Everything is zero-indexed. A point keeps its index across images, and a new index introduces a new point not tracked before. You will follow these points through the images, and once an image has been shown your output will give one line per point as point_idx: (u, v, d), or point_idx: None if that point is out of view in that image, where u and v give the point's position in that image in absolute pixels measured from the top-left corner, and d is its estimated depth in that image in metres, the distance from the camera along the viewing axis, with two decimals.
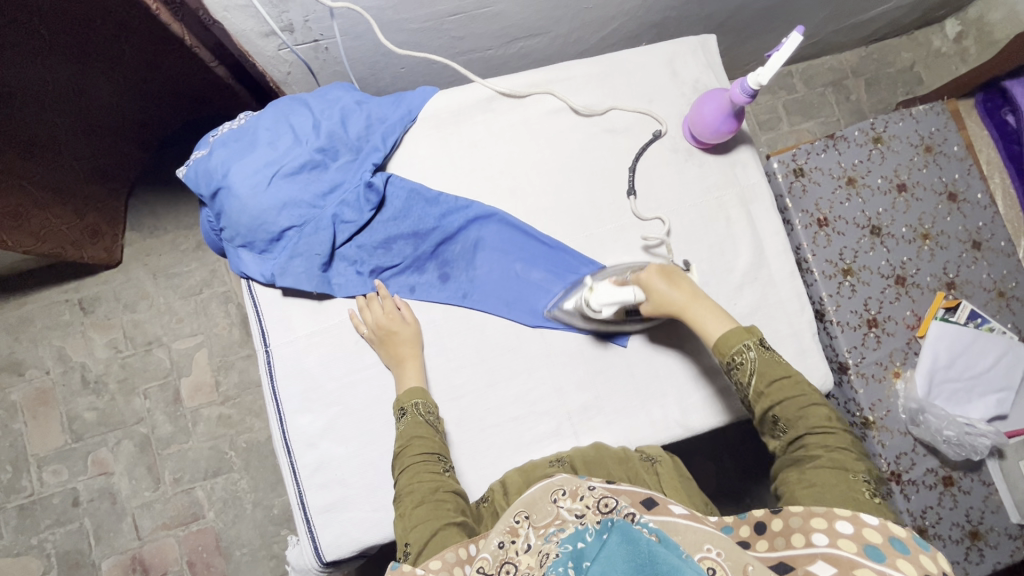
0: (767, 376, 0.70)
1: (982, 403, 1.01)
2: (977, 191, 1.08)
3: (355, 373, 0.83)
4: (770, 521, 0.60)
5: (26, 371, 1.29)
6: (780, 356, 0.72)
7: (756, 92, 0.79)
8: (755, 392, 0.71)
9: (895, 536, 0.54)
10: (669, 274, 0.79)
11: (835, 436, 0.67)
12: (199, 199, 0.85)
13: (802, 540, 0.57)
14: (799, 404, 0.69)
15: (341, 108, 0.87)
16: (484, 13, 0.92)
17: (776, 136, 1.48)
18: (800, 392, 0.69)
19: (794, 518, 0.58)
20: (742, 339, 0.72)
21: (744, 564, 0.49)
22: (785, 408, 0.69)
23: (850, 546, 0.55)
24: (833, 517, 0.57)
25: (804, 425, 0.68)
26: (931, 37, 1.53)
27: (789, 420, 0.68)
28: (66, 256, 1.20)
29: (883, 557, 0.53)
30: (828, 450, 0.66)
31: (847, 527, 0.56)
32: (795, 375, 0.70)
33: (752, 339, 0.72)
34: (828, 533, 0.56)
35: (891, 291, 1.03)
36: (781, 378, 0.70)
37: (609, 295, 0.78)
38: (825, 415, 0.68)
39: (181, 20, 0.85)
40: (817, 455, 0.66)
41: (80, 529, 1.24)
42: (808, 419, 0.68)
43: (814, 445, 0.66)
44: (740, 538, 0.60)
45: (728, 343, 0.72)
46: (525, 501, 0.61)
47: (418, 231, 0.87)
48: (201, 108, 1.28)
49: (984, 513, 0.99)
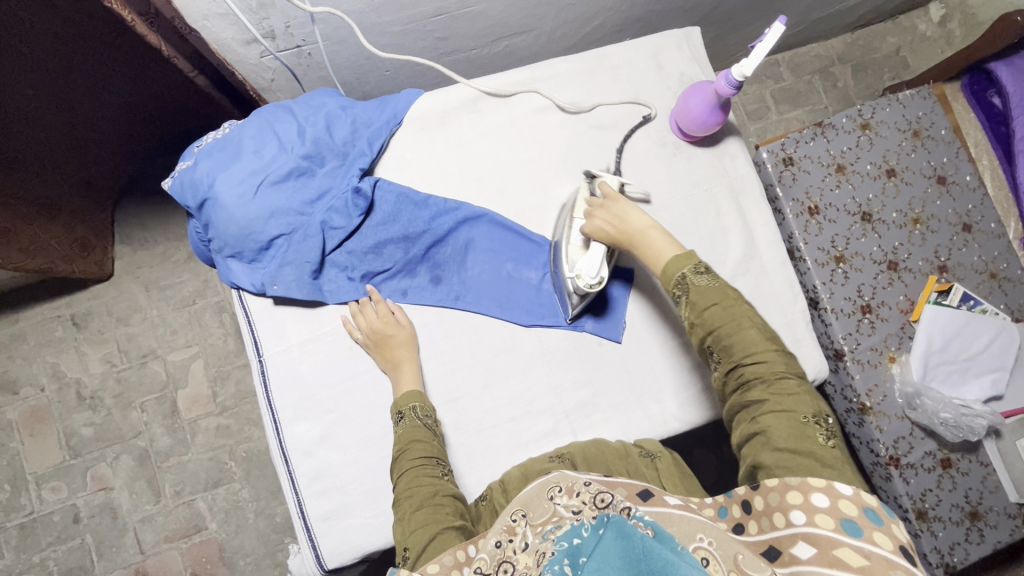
0: (698, 304, 0.67)
1: (977, 383, 1.02)
2: (965, 174, 1.09)
3: (350, 380, 0.83)
4: (753, 499, 0.59)
5: (20, 390, 1.28)
6: (721, 280, 0.68)
7: (740, 83, 0.79)
8: (688, 325, 0.68)
9: (868, 506, 0.54)
10: (598, 207, 0.78)
11: (774, 364, 0.64)
12: (186, 210, 0.84)
13: (782, 519, 0.56)
14: (731, 332, 0.66)
15: (326, 114, 0.87)
16: (467, 13, 0.91)
17: (765, 125, 1.49)
18: (731, 316, 0.66)
19: (772, 494, 0.57)
20: (680, 269, 0.69)
21: (733, 554, 0.50)
22: (717, 338, 0.66)
23: (828, 522, 0.53)
24: (809, 490, 0.56)
25: (748, 364, 0.64)
26: (916, 21, 1.53)
27: (722, 350, 0.66)
28: (57, 271, 1.19)
29: (861, 531, 0.52)
30: (771, 386, 0.63)
31: (823, 501, 0.55)
32: (727, 303, 0.67)
33: (688, 265, 0.69)
34: (805, 509, 0.55)
35: (884, 276, 1.04)
36: (712, 307, 0.67)
37: (592, 262, 0.76)
38: (761, 340, 0.65)
39: (158, 31, 0.84)
40: (765, 398, 0.63)
41: (82, 546, 1.24)
42: (741, 347, 0.65)
43: (753, 379, 0.64)
44: (734, 521, 0.61)
45: (668, 278, 0.70)
46: (521, 500, 0.62)
47: (409, 234, 0.87)
48: (187, 120, 1.28)
49: (983, 493, 1.00)
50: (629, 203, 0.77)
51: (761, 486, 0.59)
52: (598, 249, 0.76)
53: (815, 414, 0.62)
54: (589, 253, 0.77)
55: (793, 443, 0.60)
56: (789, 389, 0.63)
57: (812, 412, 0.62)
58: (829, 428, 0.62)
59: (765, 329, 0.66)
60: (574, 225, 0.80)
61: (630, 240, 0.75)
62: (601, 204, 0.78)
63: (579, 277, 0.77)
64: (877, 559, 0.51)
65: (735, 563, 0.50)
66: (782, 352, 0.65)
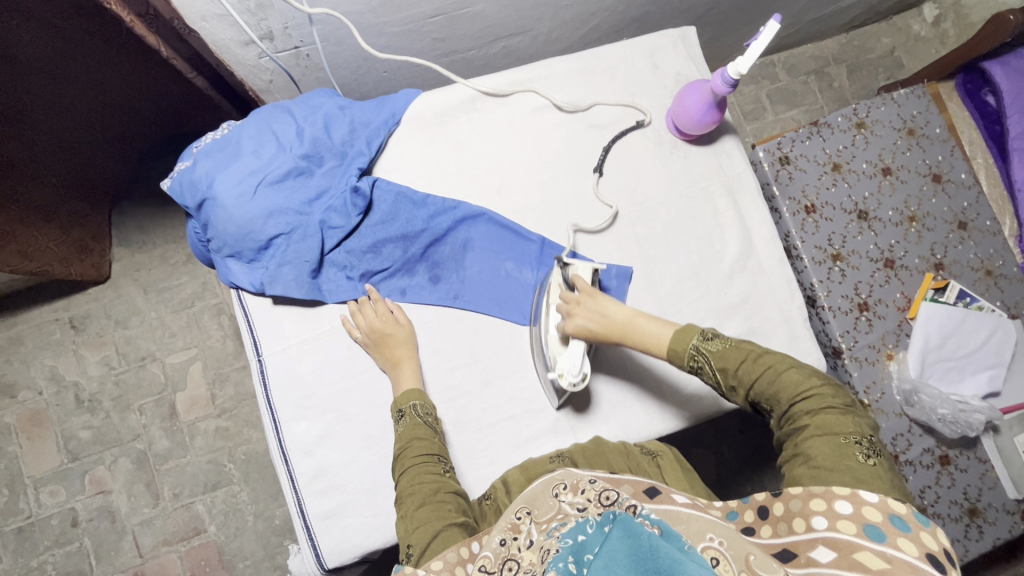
0: (729, 366, 0.69)
1: (975, 380, 1.02)
2: (960, 172, 1.10)
3: (350, 379, 0.83)
4: (772, 505, 0.60)
5: (18, 393, 1.28)
6: (731, 340, 0.70)
7: (736, 82, 0.79)
8: (728, 386, 0.70)
9: (894, 513, 0.54)
10: (573, 303, 0.76)
11: (820, 398, 0.65)
12: (185, 210, 0.84)
13: (802, 524, 0.56)
14: (772, 379, 0.67)
15: (324, 114, 0.87)
16: (465, 14, 0.92)
17: (762, 125, 1.49)
18: (768, 365, 0.68)
19: (794, 501, 0.58)
20: (690, 340, 0.71)
21: (745, 554, 0.50)
22: (761, 389, 0.67)
23: (850, 527, 0.54)
24: (833, 498, 0.56)
25: (787, 400, 0.66)
26: (911, 22, 1.55)
27: (769, 398, 0.67)
28: (54, 273, 1.19)
29: (884, 536, 0.53)
30: (815, 415, 0.64)
31: (846, 508, 0.55)
32: (757, 352, 0.69)
33: (694, 336, 0.71)
34: (827, 515, 0.56)
35: (880, 274, 1.04)
36: (745, 361, 0.68)
37: (573, 360, 0.76)
38: (803, 379, 0.66)
39: (156, 31, 0.84)
40: (806, 424, 0.64)
41: (80, 550, 1.23)
42: (788, 390, 0.66)
43: (800, 412, 0.65)
44: (746, 524, 0.61)
45: (680, 354, 0.71)
46: (526, 497, 0.61)
47: (407, 233, 0.88)
48: (186, 124, 1.28)
49: (982, 490, 1.00)
50: (605, 296, 0.77)
51: (783, 494, 0.59)
52: (577, 345, 0.77)
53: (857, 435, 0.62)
54: (569, 350, 0.77)
55: (834, 462, 0.60)
56: (833, 415, 0.64)
57: (854, 433, 0.63)
58: (871, 447, 0.62)
59: (804, 368, 0.68)
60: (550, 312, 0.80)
61: (617, 331, 0.75)
62: (576, 300, 0.76)
63: (562, 376, 0.77)
64: (898, 563, 0.51)
65: (747, 564, 0.49)
66: (827, 386, 0.66)
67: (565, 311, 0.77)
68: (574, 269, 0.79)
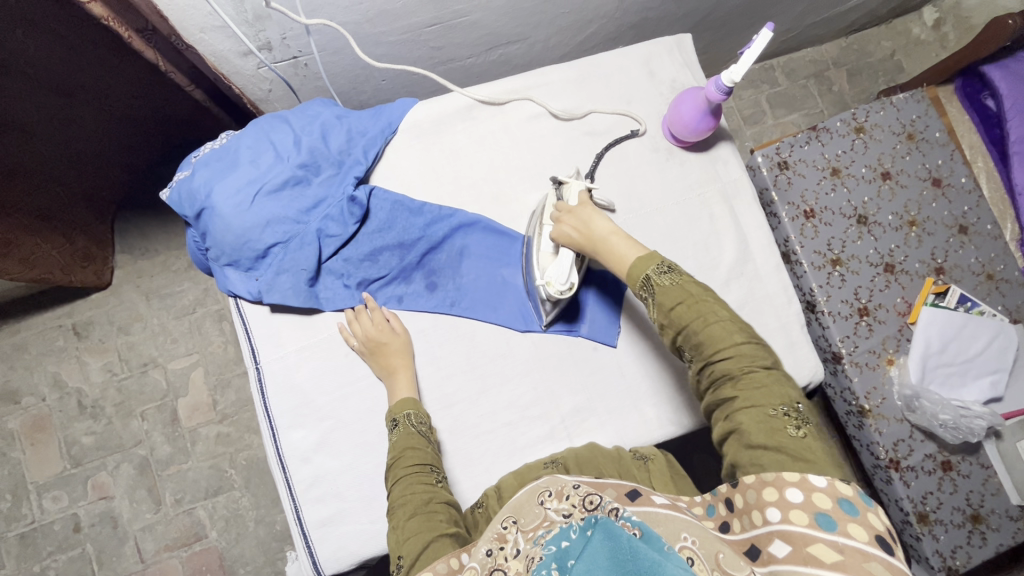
0: (665, 304, 0.67)
1: (976, 385, 1.01)
2: (961, 176, 1.09)
3: (347, 387, 0.83)
4: (734, 497, 0.60)
5: (22, 400, 1.29)
6: (684, 278, 0.67)
7: (730, 89, 0.79)
8: (659, 326, 0.68)
9: (842, 497, 0.54)
10: (565, 212, 0.79)
11: (741, 358, 0.63)
12: (184, 220, 0.85)
13: (760, 517, 0.56)
14: (700, 327, 0.65)
15: (322, 124, 0.88)
16: (462, 22, 0.92)
17: (761, 130, 1.49)
18: (700, 313, 0.65)
19: (750, 492, 0.58)
20: (646, 269, 0.69)
21: (716, 552, 0.51)
22: (687, 335, 0.66)
23: (801, 518, 0.53)
24: (783, 485, 0.56)
25: (711, 355, 0.64)
26: (910, 25, 1.54)
27: (693, 348, 0.66)
28: (54, 281, 1.20)
29: (835, 524, 0.52)
30: (740, 383, 0.63)
31: (797, 496, 0.55)
32: (689, 298, 0.66)
33: (652, 265, 0.69)
34: (779, 506, 0.55)
35: (880, 279, 1.04)
36: (679, 305, 0.66)
37: (560, 269, 0.78)
38: (727, 335, 0.64)
39: (155, 46, 0.85)
40: (734, 395, 0.63)
41: (83, 555, 1.24)
42: (710, 344, 0.64)
43: (723, 375, 0.64)
44: (722, 519, 0.61)
45: (633, 280, 0.70)
46: (512, 506, 0.63)
47: (404, 241, 0.88)
48: (187, 132, 1.29)
49: (985, 496, 0.99)
50: (596, 209, 0.77)
51: (739, 484, 0.59)
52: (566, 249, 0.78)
53: (785, 407, 0.61)
54: (559, 259, 0.79)
55: (765, 439, 0.60)
56: (758, 381, 0.62)
57: (782, 404, 0.62)
58: (801, 417, 0.61)
59: (734, 322, 0.65)
60: (543, 232, 0.82)
61: (593, 246, 0.75)
62: (568, 210, 0.79)
63: (548, 285, 0.78)
64: (850, 553, 0.50)
65: (716, 562, 0.50)
66: (749, 346, 0.64)
67: (556, 219, 0.79)
68: (568, 186, 0.83)
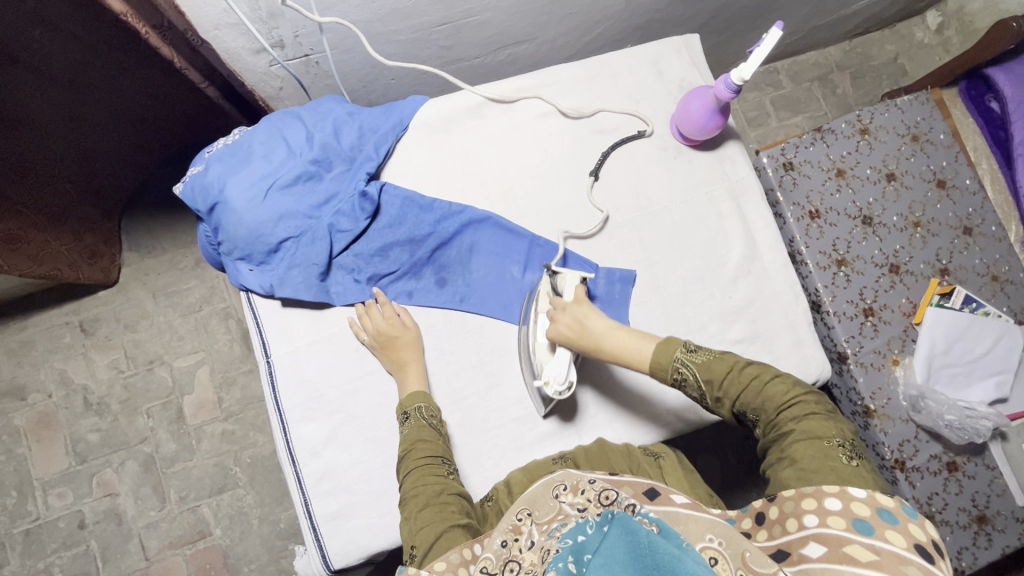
0: (714, 377, 0.68)
1: (981, 386, 1.02)
2: (965, 178, 1.10)
3: (356, 381, 0.84)
4: (767, 510, 0.60)
5: (28, 396, 1.29)
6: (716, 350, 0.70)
7: (739, 88, 0.80)
8: (713, 398, 0.69)
9: (882, 507, 0.55)
10: (559, 309, 0.78)
11: (804, 405, 0.65)
12: (196, 214, 0.86)
13: (795, 524, 0.57)
14: (757, 390, 0.66)
15: (333, 120, 0.89)
16: (471, 22, 0.93)
17: (765, 132, 1.50)
18: (752, 375, 0.67)
19: (787, 502, 0.58)
20: (674, 353, 0.70)
21: (742, 551, 0.51)
22: (746, 402, 0.67)
23: (840, 522, 0.54)
24: (823, 496, 0.57)
25: (771, 409, 0.66)
26: (913, 29, 1.55)
27: (754, 411, 0.67)
28: (63, 278, 1.20)
29: (872, 530, 0.53)
30: (800, 422, 0.64)
31: (836, 504, 0.56)
32: (738, 363, 0.69)
33: (677, 348, 0.70)
34: (817, 512, 0.56)
35: (886, 279, 1.04)
36: (730, 373, 0.68)
37: (558, 367, 0.77)
38: (785, 390, 0.66)
39: (170, 43, 0.85)
40: (791, 429, 0.64)
41: (87, 552, 1.24)
42: (771, 403, 0.66)
43: (787, 420, 0.65)
44: (744, 530, 0.61)
45: (664, 367, 0.70)
46: (526, 499, 0.62)
47: (414, 237, 0.88)
48: (195, 131, 1.30)
49: (990, 497, 0.99)
50: (590, 306, 0.77)
51: (776, 497, 0.60)
52: (561, 350, 0.77)
53: (840, 437, 0.63)
54: (555, 358, 0.78)
55: (815, 463, 0.61)
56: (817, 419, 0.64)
57: (837, 436, 0.63)
58: (853, 447, 0.63)
59: (788, 378, 0.68)
60: (537, 324, 0.81)
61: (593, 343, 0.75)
62: (563, 306, 0.78)
63: (547, 384, 0.77)
64: (887, 555, 0.51)
65: (743, 560, 0.51)
66: (809, 396, 0.66)
67: (552, 317, 0.78)
68: (562, 277, 0.81)
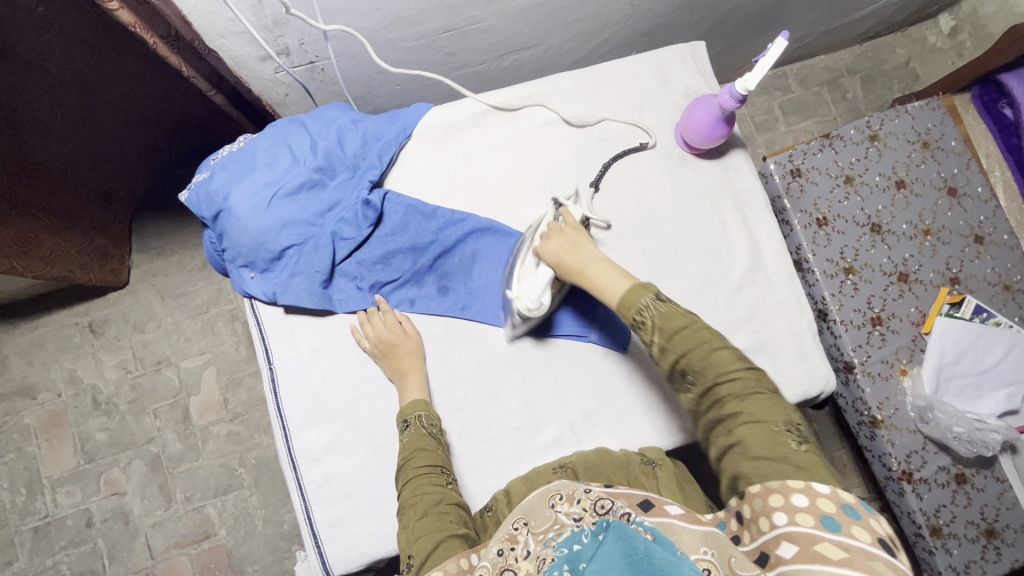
0: (668, 328, 0.64)
1: (992, 398, 0.99)
2: (977, 185, 1.08)
3: (358, 388, 0.84)
4: (742, 509, 0.58)
5: (38, 395, 1.31)
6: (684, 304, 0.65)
7: (744, 97, 0.79)
8: (658, 349, 0.65)
9: (846, 502, 0.54)
10: (555, 230, 0.76)
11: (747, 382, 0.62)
12: (201, 221, 0.86)
13: (767, 523, 0.55)
14: (704, 355, 0.62)
15: (337, 127, 0.89)
16: (475, 29, 0.93)
17: (774, 136, 1.49)
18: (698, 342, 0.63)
19: (755, 501, 0.57)
20: (640, 298, 0.65)
21: (728, 557, 0.53)
22: (689, 361, 0.63)
23: (808, 520, 0.53)
24: (789, 492, 0.55)
25: (714, 375, 0.62)
26: (926, 33, 1.53)
27: (695, 373, 0.63)
28: (75, 279, 1.20)
29: (839, 527, 0.52)
30: (743, 400, 0.61)
31: (803, 501, 0.54)
32: (694, 321, 0.64)
33: (648, 294, 0.65)
34: (786, 510, 0.54)
35: (894, 288, 1.03)
36: (684, 329, 0.63)
37: (533, 287, 0.77)
38: (733, 360, 0.62)
39: (178, 52, 0.86)
40: (736, 409, 0.61)
41: (94, 550, 1.25)
42: (717, 368, 0.62)
43: (727, 396, 0.62)
44: (733, 532, 0.59)
45: (626, 305, 0.66)
46: (522, 508, 0.62)
47: (416, 245, 0.89)
48: (202, 134, 1.31)
49: (999, 510, 0.98)
50: (585, 234, 0.76)
51: (745, 495, 0.57)
52: (546, 267, 0.76)
53: (788, 423, 0.60)
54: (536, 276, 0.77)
55: (767, 451, 0.58)
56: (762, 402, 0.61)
57: (783, 419, 0.61)
58: (802, 434, 0.60)
59: (735, 349, 0.64)
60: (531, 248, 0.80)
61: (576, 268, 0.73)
62: (560, 228, 0.76)
63: (519, 299, 0.78)
64: (856, 551, 0.50)
65: (730, 567, 0.52)
66: (749, 372, 0.62)
67: (545, 235, 0.77)
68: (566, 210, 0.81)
